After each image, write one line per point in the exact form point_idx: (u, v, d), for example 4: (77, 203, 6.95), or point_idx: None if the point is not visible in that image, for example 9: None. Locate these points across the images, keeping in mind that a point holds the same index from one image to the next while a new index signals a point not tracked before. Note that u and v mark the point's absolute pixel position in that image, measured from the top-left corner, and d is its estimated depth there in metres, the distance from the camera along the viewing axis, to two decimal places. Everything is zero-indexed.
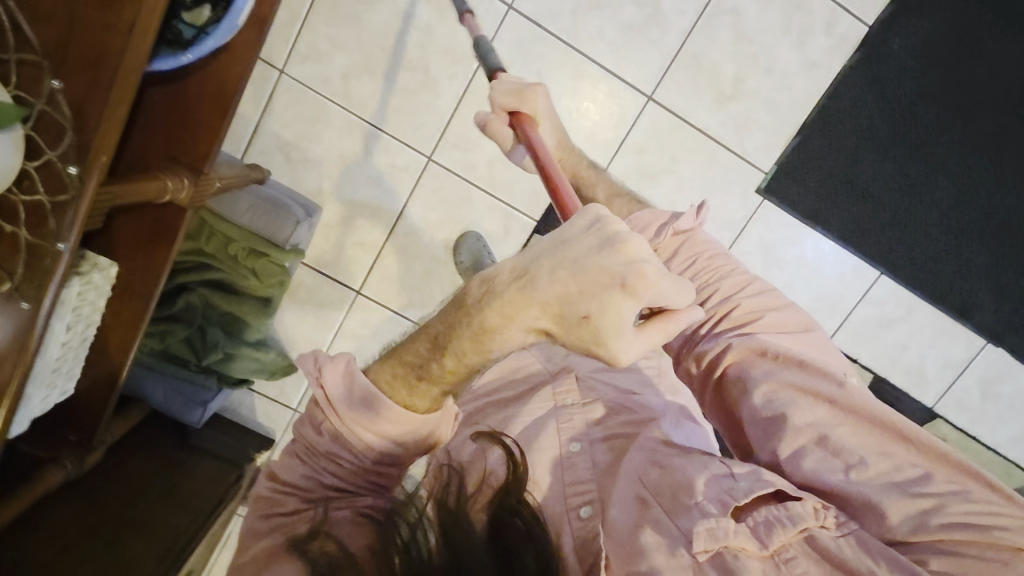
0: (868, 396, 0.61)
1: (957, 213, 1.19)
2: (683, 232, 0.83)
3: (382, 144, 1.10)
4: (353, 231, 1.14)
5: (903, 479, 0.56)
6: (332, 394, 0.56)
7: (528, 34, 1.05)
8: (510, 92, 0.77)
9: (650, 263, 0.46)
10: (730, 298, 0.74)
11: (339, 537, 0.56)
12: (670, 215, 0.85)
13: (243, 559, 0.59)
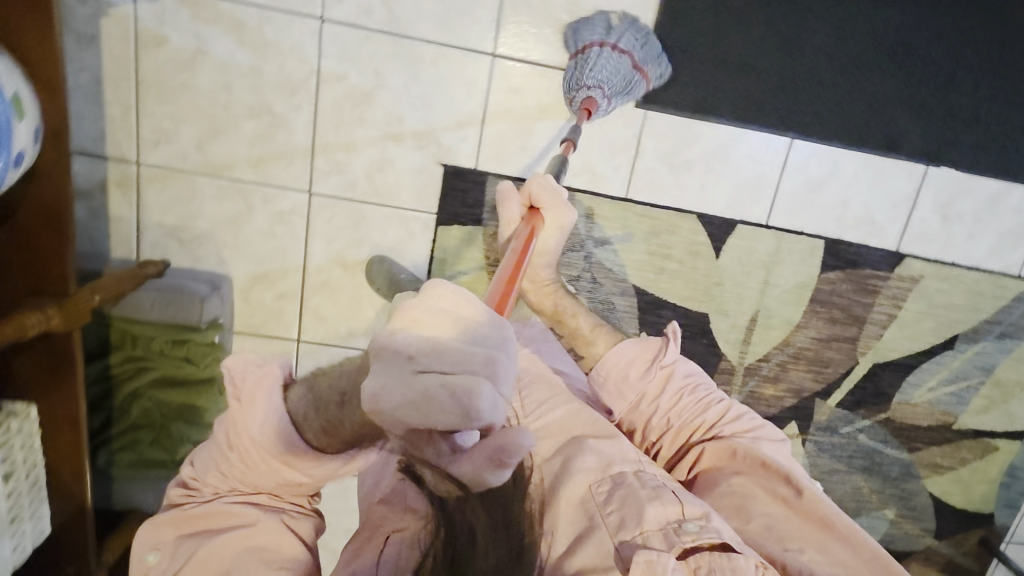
0: (828, 507, 0.72)
1: (844, 50, 1.14)
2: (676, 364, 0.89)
3: (260, 196, 1.10)
4: (269, 287, 1.15)
5: (823, 552, 0.69)
6: (248, 422, 0.60)
7: (351, 40, 1.04)
8: (543, 189, 0.85)
9: (419, 403, 0.47)
10: (708, 423, 0.85)
11: (258, 519, 0.64)
12: (638, 343, 0.92)
13: (160, 527, 0.66)
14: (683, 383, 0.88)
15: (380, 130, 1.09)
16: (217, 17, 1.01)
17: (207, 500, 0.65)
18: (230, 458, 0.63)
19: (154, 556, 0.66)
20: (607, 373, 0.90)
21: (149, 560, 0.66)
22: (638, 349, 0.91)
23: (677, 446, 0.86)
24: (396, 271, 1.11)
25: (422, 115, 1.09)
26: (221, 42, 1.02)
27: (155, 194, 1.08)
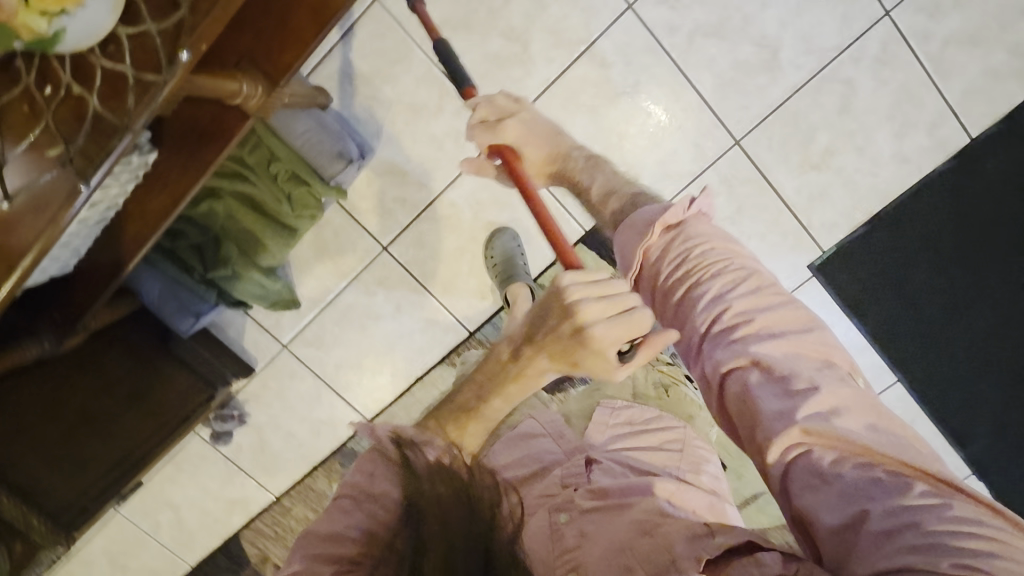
0: (883, 421, 0.51)
1: (993, 348, 1.13)
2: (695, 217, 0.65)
3: (455, 107, 1.03)
4: (399, 186, 1.08)
5: (918, 503, 0.45)
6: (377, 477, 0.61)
7: (637, 40, 1.00)
8: (487, 131, 0.85)
9: (590, 320, 0.55)
10: (713, 293, 0.58)
11: None
12: (685, 235, 0.63)
13: None
14: (698, 268, 0.60)
15: (598, 130, 1.05)
16: None
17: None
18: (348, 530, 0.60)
19: None
20: (664, 261, 0.63)
21: None
22: (670, 228, 0.64)
23: (682, 324, 0.60)
24: (517, 255, 1.08)
25: (641, 145, 1.06)
26: None
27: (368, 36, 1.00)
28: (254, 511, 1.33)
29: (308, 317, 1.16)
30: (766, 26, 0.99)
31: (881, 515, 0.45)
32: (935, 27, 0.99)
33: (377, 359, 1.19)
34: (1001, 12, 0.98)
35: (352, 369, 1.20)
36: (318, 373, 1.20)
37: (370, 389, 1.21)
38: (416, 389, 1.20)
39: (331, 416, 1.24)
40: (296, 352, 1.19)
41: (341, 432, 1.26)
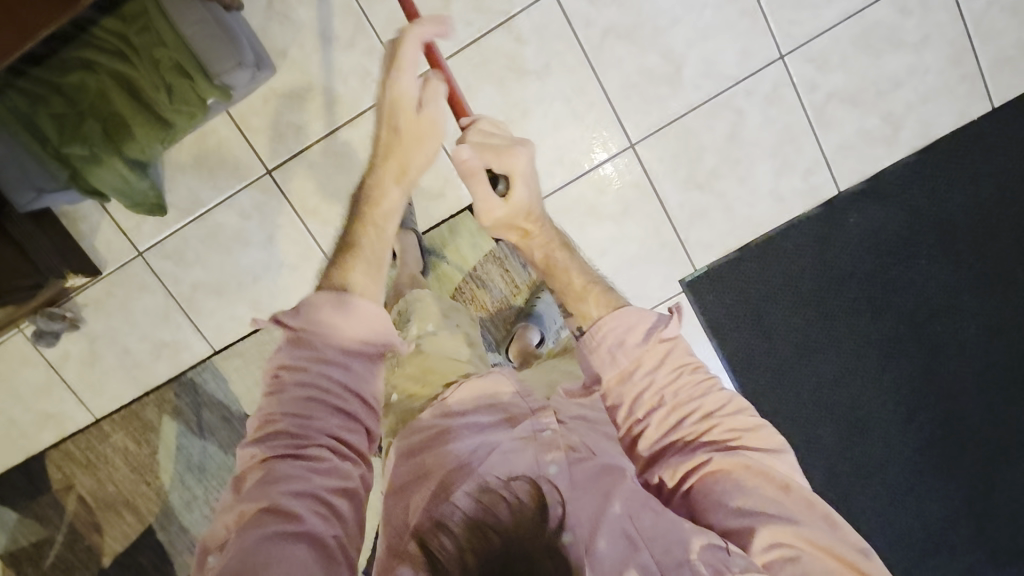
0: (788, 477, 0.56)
1: (829, 393, 1.22)
2: (489, 124, 0.71)
3: (367, 45, 1.04)
4: (295, 111, 1.06)
5: (788, 534, 0.53)
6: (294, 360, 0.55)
7: (555, 24, 1.04)
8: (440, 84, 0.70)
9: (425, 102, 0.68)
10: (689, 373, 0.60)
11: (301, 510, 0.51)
12: (631, 312, 0.64)
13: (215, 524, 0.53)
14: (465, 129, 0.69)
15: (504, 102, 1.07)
16: None
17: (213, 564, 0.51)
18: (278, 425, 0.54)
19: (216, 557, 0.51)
20: (596, 340, 0.63)
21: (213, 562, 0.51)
22: (485, 128, 0.69)
23: (649, 391, 0.60)
24: (415, 216, 1.10)
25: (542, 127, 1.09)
26: None
27: None
28: (71, 431, 1.23)
29: (173, 227, 1.11)
30: (674, 41, 1.06)
31: (768, 548, 0.52)
32: (820, 80, 1.08)
33: (239, 287, 1.14)
34: (878, 81, 1.08)
35: (209, 292, 1.14)
36: (172, 290, 1.14)
37: (224, 318, 1.15)
38: (273, 327, 1.15)
39: (176, 339, 1.17)
40: (152, 261, 1.13)
41: (184, 360, 1.18)
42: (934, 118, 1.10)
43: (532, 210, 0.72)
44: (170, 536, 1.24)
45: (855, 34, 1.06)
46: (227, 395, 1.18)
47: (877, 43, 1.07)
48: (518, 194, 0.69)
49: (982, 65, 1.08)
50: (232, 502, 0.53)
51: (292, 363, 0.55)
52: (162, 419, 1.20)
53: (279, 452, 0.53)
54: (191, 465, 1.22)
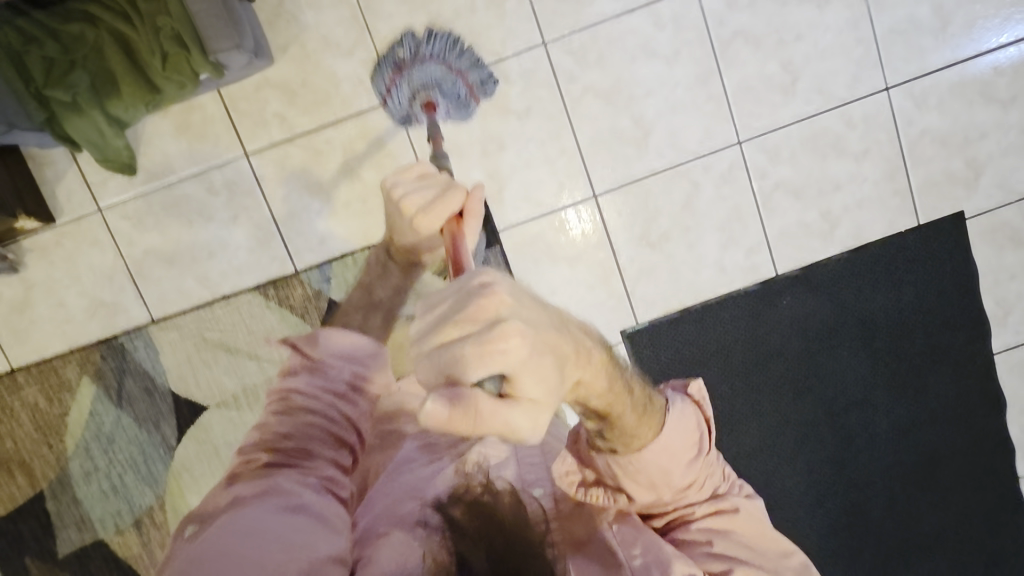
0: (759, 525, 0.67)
1: (745, 466, 1.27)
2: (486, 281, 0.43)
3: (365, 57, 1.10)
4: (284, 103, 1.11)
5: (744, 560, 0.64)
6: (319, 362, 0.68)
7: (542, 74, 1.13)
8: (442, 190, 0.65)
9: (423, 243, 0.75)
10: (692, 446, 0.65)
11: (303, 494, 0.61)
12: (664, 439, 0.62)
13: (218, 501, 0.62)
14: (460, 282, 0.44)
15: (483, 134, 1.15)
16: None
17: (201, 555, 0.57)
18: (284, 418, 0.67)
19: (191, 528, 0.61)
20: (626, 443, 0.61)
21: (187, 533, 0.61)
22: (427, 313, 0.44)
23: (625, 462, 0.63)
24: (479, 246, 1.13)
25: (514, 163, 1.16)
26: None
27: None
28: None
29: (139, 189, 1.12)
30: (646, 110, 1.15)
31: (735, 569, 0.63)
32: (771, 170, 1.18)
33: (192, 260, 1.15)
34: (821, 180, 1.19)
35: (160, 260, 1.14)
36: (122, 251, 1.14)
37: (169, 289, 1.15)
38: (218, 307, 1.16)
39: (114, 300, 1.15)
40: (109, 219, 1.13)
41: (118, 324, 1.16)
42: (867, 223, 1.21)
43: (555, 407, 0.45)
44: (58, 508, 1.20)
45: (807, 135, 1.18)
46: (155, 367, 1.17)
47: (824, 147, 1.18)
48: (539, 393, 0.43)
49: (913, 184, 1.20)
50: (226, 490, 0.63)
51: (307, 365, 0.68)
52: (81, 381, 1.17)
53: (277, 455, 0.64)
54: (100, 434, 1.18)
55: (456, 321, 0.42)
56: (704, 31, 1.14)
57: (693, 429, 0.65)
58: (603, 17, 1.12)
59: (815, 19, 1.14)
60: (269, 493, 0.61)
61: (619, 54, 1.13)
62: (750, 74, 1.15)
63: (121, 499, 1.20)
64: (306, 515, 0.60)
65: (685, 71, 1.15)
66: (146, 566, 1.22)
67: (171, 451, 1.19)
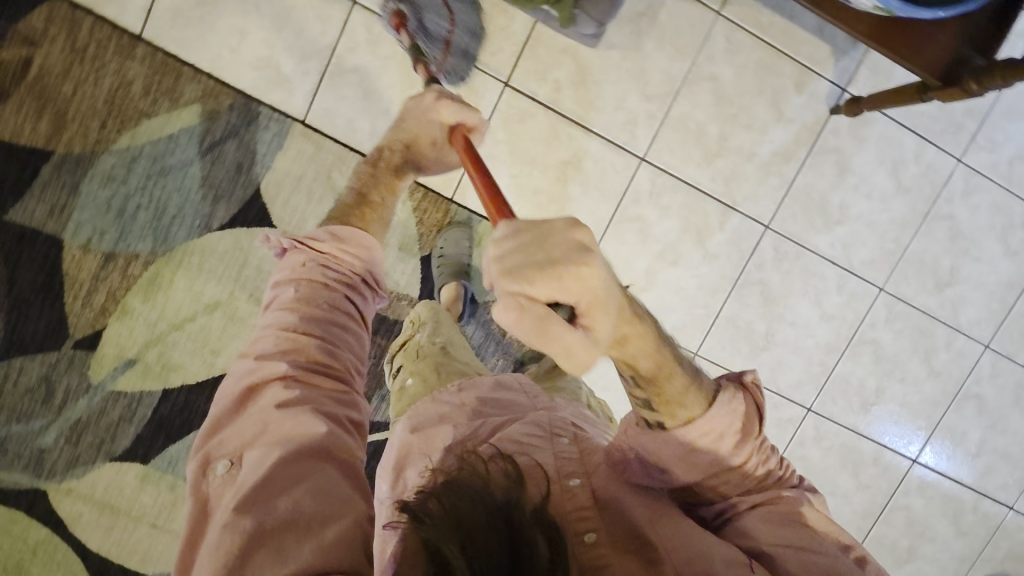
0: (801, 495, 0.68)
1: None
2: (330, 232, 0.78)
3: (654, 112, 1.15)
4: (571, 79, 1.11)
5: (788, 500, 0.66)
6: (320, 248, 0.75)
7: (747, 241, 1.22)
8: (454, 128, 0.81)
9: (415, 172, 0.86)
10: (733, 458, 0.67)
11: (302, 418, 0.63)
12: (710, 417, 0.66)
13: (237, 427, 0.64)
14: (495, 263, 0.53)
15: (670, 241, 1.20)
16: (796, 143, 1.19)
17: (234, 494, 0.59)
18: (300, 323, 0.69)
19: (224, 464, 0.62)
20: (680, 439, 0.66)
21: (221, 470, 0.61)
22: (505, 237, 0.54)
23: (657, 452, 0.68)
24: None
25: (672, 281, 1.22)
26: (778, 137, 1.19)
27: (688, 17, 1.11)
28: (96, 11, 1.00)
29: None
30: (779, 332, 1.27)
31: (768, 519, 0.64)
32: (807, 445, 1.34)
33: (384, 111, 1.09)
34: (826, 479, 1.36)
35: (359, 86, 1.07)
36: (337, 49, 1.05)
37: (343, 112, 1.08)
38: None
39: (289, 75, 1.05)
40: (354, 16, 1.05)
41: (270, 95, 1.06)
42: None
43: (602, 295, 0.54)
44: (49, 178, 1.03)
45: (846, 443, 1.35)
46: (265, 157, 1.07)
47: (847, 461, 1.36)
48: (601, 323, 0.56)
49: (870, 533, 1.40)
50: (248, 414, 0.64)
51: (287, 260, 0.74)
52: (191, 104, 1.04)
53: (284, 374, 0.66)
54: (159, 160, 1.05)
55: (551, 272, 0.51)
56: (859, 320, 1.29)
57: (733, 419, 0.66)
58: (816, 249, 1.24)
59: (919, 379, 1.34)
60: (292, 413, 0.63)
61: (800, 281, 1.25)
62: (855, 373, 1.32)
63: (117, 225, 1.06)
64: (306, 447, 0.61)
65: (823, 333, 1.29)
66: (78, 296, 1.08)
67: (204, 229, 1.08)
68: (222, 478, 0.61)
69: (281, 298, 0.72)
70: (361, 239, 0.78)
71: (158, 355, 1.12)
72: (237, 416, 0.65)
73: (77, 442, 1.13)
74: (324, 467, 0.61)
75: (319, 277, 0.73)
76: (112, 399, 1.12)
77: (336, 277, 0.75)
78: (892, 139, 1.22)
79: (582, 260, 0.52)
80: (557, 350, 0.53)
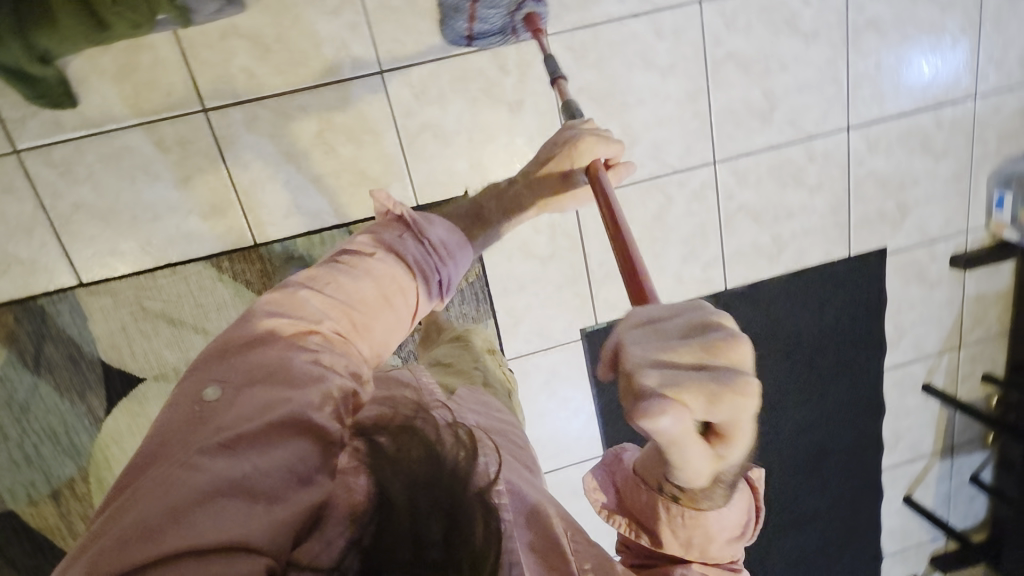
0: None
1: None
2: (426, 218, 0.77)
3: (353, 19, 1.00)
4: (254, 56, 0.98)
5: None
6: (429, 231, 0.76)
7: (538, 62, 1.08)
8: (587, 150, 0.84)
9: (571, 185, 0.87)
10: (709, 536, 0.61)
11: (313, 388, 0.57)
12: (720, 511, 0.60)
13: (240, 358, 0.59)
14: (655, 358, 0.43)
15: (470, 123, 1.09)
16: None
17: (213, 429, 0.52)
18: (337, 300, 0.67)
19: (211, 392, 0.56)
20: (678, 514, 0.61)
21: (204, 395, 0.56)
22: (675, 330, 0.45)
23: (653, 501, 0.63)
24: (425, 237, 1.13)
25: (500, 156, 1.12)
26: None
27: None
28: None
29: (69, 134, 0.97)
30: (635, 117, 1.16)
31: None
32: (737, 192, 1.25)
33: (132, 220, 1.03)
34: (776, 206, 1.28)
35: (93, 217, 1.01)
36: (45, 203, 0.99)
37: (103, 250, 1.03)
38: (162, 275, 1.06)
39: (32, 255, 1.01)
40: (28, 163, 0.97)
41: (36, 284, 1.03)
42: (807, 250, 1.33)
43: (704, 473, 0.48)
44: None
45: (773, 163, 1.25)
46: (82, 334, 1.05)
47: (785, 177, 1.26)
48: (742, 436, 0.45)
49: (851, 219, 1.32)
50: (255, 343, 0.61)
51: (381, 231, 0.74)
52: None
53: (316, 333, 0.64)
54: (12, 402, 1.06)
55: (712, 392, 0.41)
56: (702, 47, 1.14)
57: (742, 514, 0.62)
58: (609, 16, 1.09)
59: (801, 53, 1.19)
60: (314, 384, 0.58)
61: (618, 58, 1.11)
62: (735, 97, 1.18)
63: (36, 469, 1.11)
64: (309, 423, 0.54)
65: (676, 86, 1.15)
66: (64, 535, 1.15)
67: (97, 422, 1.11)
68: (204, 405, 0.55)
69: (348, 255, 0.72)
70: (452, 245, 0.77)
71: None
72: (254, 347, 0.60)
73: None
74: (306, 443, 0.52)
75: (405, 251, 0.73)
76: None
77: (427, 265, 0.74)
78: None
79: (751, 386, 0.42)
80: (684, 462, 0.45)
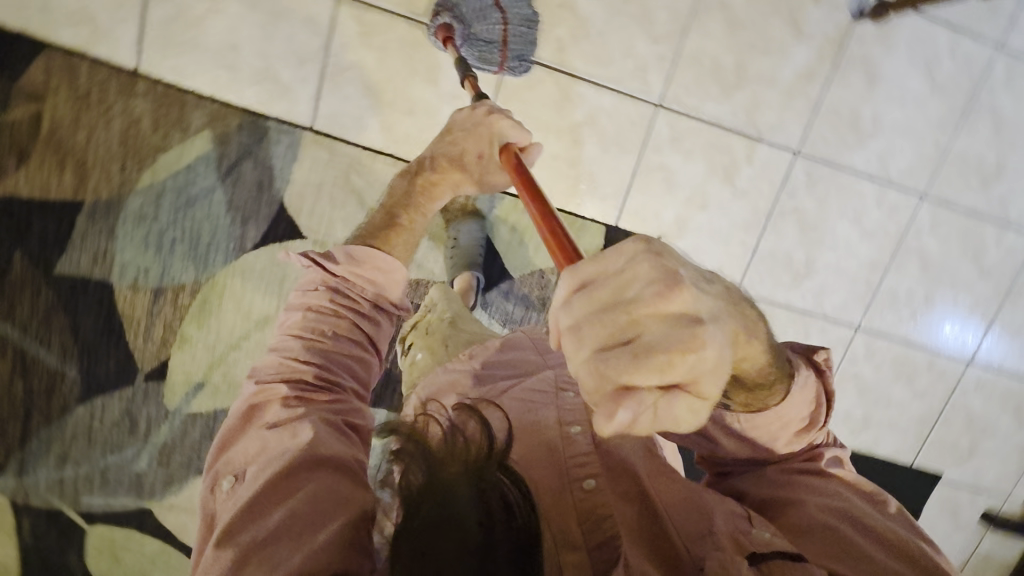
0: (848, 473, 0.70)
1: None
2: (342, 249, 0.74)
3: (666, 53, 1.10)
4: (574, 35, 1.07)
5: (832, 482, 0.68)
6: (338, 270, 0.73)
7: (779, 168, 1.18)
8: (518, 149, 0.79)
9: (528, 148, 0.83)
10: (791, 441, 0.69)
11: (307, 433, 0.62)
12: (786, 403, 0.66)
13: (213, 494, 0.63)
14: (578, 329, 0.43)
15: (697, 185, 1.17)
16: (821, 59, 1.13)
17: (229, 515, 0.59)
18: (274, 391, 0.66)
19: (226, 480, 0.63)
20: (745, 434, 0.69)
21: (223, 485, 0.62)
22: (577, 306, 0.44)
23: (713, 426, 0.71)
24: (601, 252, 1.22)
25: (703, 225, 1.20)
26: (800, 56, 1.13)
27: None
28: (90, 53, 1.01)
29: (390, 6, 1.03)
30: (822, 256, 1.25)
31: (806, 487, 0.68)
32: (859, 362, 1.33)
33: (389, 102, 1.07)
34: (881, 390, 1.37)
35: (360, 81, 1.06)
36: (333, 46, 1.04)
37: (349, 112, 1.07)
38: (382, 161, 1.10)
39: (290, 82, 1.05)
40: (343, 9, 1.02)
41: (276, 107, 1.06)
42: (883, 442, 1.41)
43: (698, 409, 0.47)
44: (85, 227, 1.06)
45: (899, 356, 1.35)
46: (283, 170, 1.08)
47: (902, 372, 1.36)
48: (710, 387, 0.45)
49: (930, 436, 1.42)
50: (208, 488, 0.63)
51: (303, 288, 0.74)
52: (200, 131, 1.05)
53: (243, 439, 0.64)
54: (182, 190, 1.07)
55: (657, 358, 0.42)
56: (902, 231, 1.25)
57: (808, 402, 0.67)
58: (852, 165, 1.20)
59: (970, 281, 1.32)
60: (291, 429, 0.63)
61: (837, 203, 1.22)
62: (903, 285, 1.30)
63: (158, 260, 1.10)
64: (321, 470, 0.61)
65: (866, 250, 1.26)
66: (138, 332, 1.13)
67: (240, 251, 1.11)
68: (224, 492, 0.62)
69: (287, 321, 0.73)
70: (382, 264, 0.74)
71: (223, 374, 1.18)
72: (236, 428, 0.65)
73: (168, 462, 1.20)
74: (317, 482, 0.60)
75: (338, 289, 0.73)
76: (190, 421, 1.19)
77: (356, 295, 0.73)
78: (923, 37, 1.16)
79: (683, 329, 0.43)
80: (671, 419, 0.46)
